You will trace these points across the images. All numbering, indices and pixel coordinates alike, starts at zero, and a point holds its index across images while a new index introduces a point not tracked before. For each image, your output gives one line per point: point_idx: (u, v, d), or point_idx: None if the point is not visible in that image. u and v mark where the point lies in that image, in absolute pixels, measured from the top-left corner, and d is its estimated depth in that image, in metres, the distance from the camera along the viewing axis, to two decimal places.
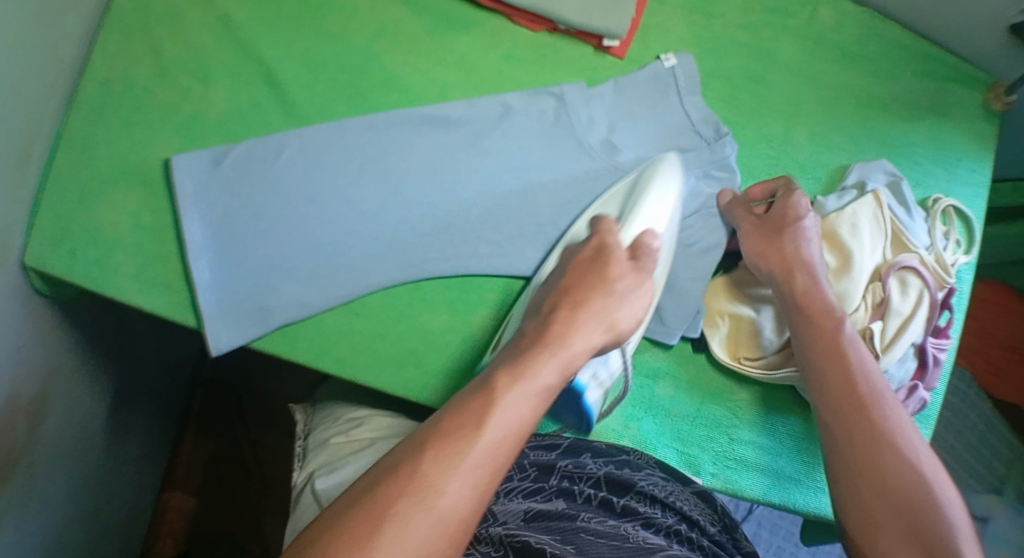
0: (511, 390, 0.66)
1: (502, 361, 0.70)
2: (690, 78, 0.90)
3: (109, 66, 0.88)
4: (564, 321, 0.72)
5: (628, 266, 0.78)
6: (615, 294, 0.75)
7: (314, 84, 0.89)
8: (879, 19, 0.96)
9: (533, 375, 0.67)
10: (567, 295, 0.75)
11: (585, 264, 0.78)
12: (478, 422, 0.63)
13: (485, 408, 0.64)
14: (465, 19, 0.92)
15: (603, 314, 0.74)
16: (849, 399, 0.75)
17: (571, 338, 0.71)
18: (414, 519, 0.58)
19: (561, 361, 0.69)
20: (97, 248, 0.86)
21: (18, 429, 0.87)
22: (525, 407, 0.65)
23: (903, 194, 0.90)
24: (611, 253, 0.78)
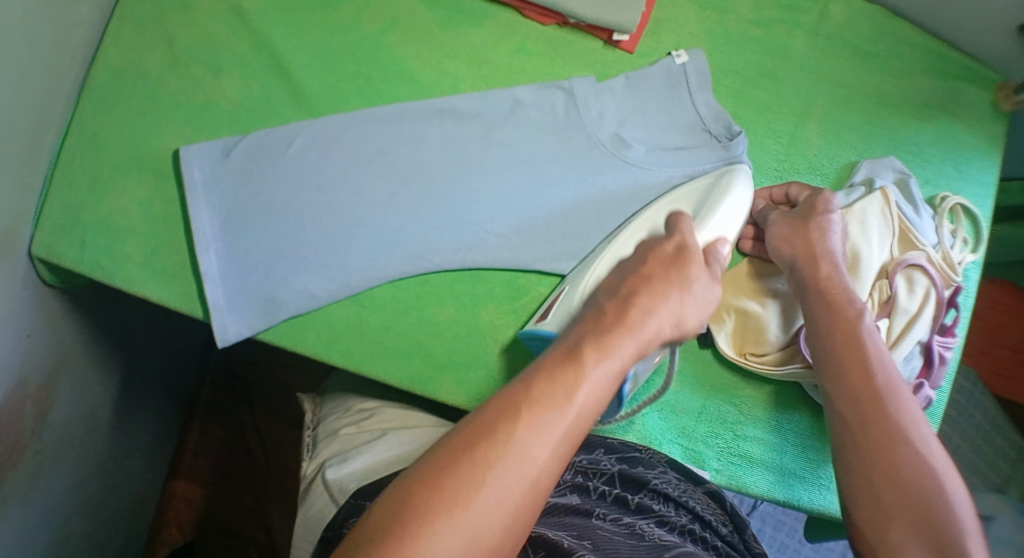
0: (596, 365, 0.66)
1: (586, 331, 0.70)
2: (701, 75, 0.89)
3: (120, 55, 0.89)
4: (649, 301, 0.73)
5: (706, 270, 0.78)
6: (690, 291, 0.75)
7: (325, 75, 0.89)
8: (891, 16, 0.95)
9: (616, 352, 0.68)
10: (645, 281, 0.75)
11: (666, 260, 0.77)
12: (569, 394, 0.64)
13: (575, 378, 0.65)
14: (476, 12, 0.91)
15: (679, 303, 0.74)
16: (866, 384, 0.76)
17: (646, 323, 0.71)
18: (506, 481, 0.59)
19: (638, 342, 0.70)
20: (108, 237, 0.87)
21: (28, 418, 0.88)
22: (608, 383, 0.66)
23: (911, 192, 0.90)
24: (691, 251, 0.78)
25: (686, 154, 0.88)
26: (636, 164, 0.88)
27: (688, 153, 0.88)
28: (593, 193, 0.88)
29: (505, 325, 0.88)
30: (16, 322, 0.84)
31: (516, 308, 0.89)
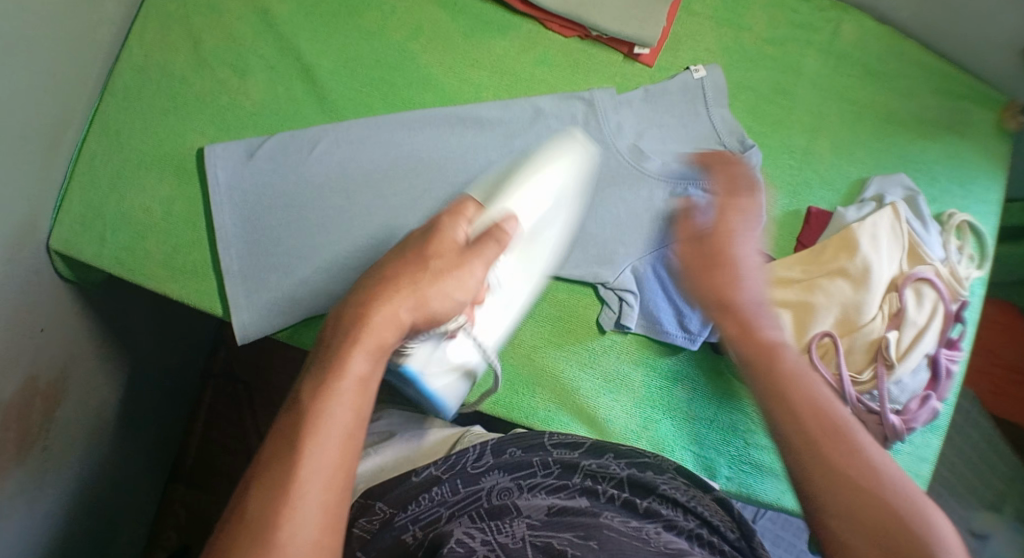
0: (325, 395, 0.60)
1: (319, 351, 0.64)
2: (718, 90, 0.91)
3: (144, 54, 0.90)
4: (371, 306, 0.64)
5: (455, 249, 0.69)
6: (440, 280, 0.67)
7: (350, 81, 0.90)
8: (900, 37, 0.98)
9: (344, 370, 0.61)
10: (387, 279, 0.65)
11: (413, 260, 0.67)
12: (313, 441, 0.59)
13: (315, 420, 0.59)
14: (499, 23, 0.93)
15: (426, 291, 0.66)
16: (782, 406, 0.68)
17: (384, 323, 0.64)
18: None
19: (377, 349, 0.63)
20: (128, 234, 0.88)
21: (35, 414, 0.88)
22: (348, 406, 0.61)
23: (919, 208, 0.93)
24: (440, 228, 0.70)
25: (703, 166, 0.89)
26: (652, 174, 0.89)
27: (704, 165, 0.89)
28: (611, 202, 0.89)
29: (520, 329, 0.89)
30: (30, 316, 0.85)
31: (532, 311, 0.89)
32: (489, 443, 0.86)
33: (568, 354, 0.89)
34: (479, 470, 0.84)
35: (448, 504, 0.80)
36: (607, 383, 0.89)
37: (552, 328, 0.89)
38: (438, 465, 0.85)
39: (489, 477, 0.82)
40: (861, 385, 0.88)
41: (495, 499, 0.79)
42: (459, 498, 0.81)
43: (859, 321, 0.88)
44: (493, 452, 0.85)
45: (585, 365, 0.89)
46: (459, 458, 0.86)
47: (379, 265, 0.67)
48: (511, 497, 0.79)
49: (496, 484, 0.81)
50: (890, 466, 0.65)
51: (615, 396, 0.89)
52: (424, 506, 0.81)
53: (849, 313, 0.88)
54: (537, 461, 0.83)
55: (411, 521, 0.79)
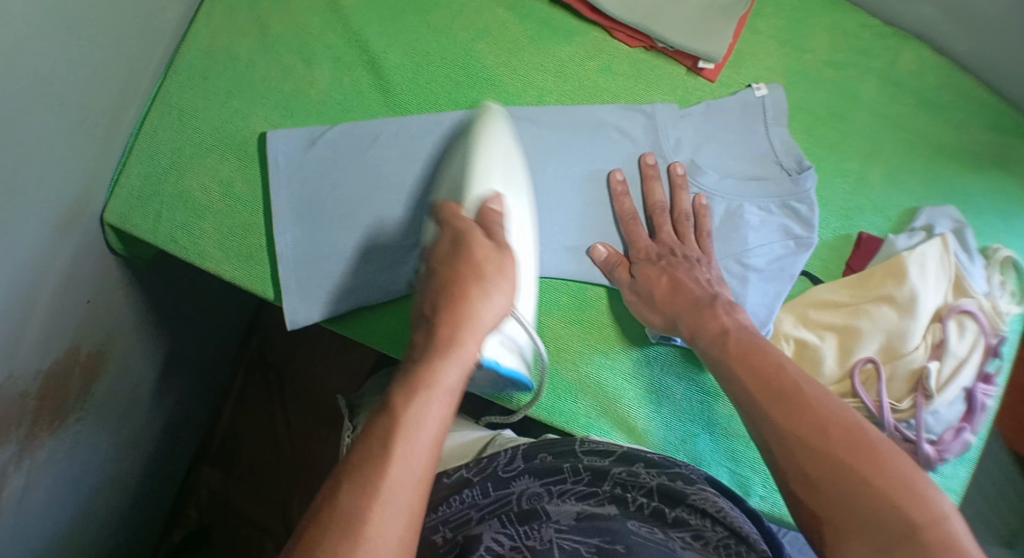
0: (411, 405, 0.62)
1: (407, 365, 0.65)
2: (778, 110, 0.92)
3: (212, 36, 0.91)
4: (449, 325, 0.66)
5: (490, 243, 0.69)
6: (487, 280, 0.67)
7: (415, 76, 0.91)
8: (958, 70, 0.99)
9: (436, 382, 0.63)
10: (449, 286, 0.67)
11: (450, 248, 0.69)
12: (404, 453, 0.60)
13: (408, 432, 0.61)
14: (565, 29, 0.94)
15: (479, 307, 0.67)
16: (751, 403, 0.72)
17: (463, 340, 0.66)
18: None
19: (460, 364, 0.65)
20: (185, 213, 0.88)
21: (74, 384, 0.88)
22: (438, 418, 0.63)
23: (966, 240, 0.93)
24: (467, 231, 0.70)
25: (759, 185, 0.90)
26: (708, 190, 0.90)
27: (760, 184, 0.90)
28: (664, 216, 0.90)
29: (568, 335, 0.89)
30: (79, 286, 0.85)
31: (580, 319, 0.90)
32: (521, 447, 0.85)
33: (614, 365, 0.90)
34: (510, 474, 0.82)
35: (479, 506, 0.80)
36: (650, 395, 0.90)
37: (598, 338, 0.90)
38: (470, 467, 0.84)
39: (520, 482, 0.81)
40: (900, 413, 0.88)
41: (525, 503, 0.78)
42: (489, 501, 0.80)
43: (903, 349, 0.89)
44: (525, 456, 0.84)
45: (630, 376, 0.90)
46: (490, 461, 0.85)
47: (439, 281, 0.68)
48: (541, 502, 0.77)
49: (526, 489, 0.80)
50: (851, 448, 0.65)
51: (657, 409, 0.90)
52: (455, 507, 0.81)
53: (893, 340, 0.89)
54: (567, 467, 0.81)
55: (441, 523, 0.80)
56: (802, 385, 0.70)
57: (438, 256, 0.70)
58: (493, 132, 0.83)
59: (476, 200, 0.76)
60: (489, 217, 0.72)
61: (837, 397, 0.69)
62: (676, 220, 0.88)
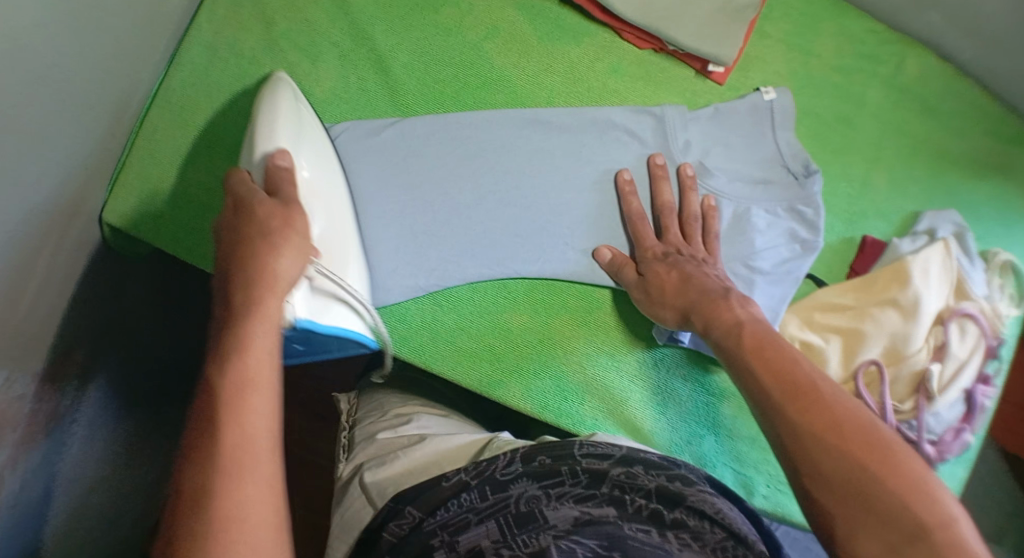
0: (223, 379, 0.60)
1: (217, 333, 0.63)
2: (786, 114, 0.92)
3: (215, 31, 0.90)
4: (244, 293, 0.64)
5: (274, 204, 0.68)
6: (279, 246, 0.66)
7: (423, 76, 0.91)
8: (961, 77, 1.00)
9: (246, 350, 0.61)
10: (236, 256, 0.66)
11: (228, 221, 0.69)
12: (231, 427, 0.58)
13: (234, 408, 0.59)
14: (575, 30, 0.93)
15: (272, 266, 0.65)
16: (763, 390, 0.70)
17: (267, 302, 0.64)
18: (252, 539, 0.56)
19: (269, 327, 0.63)
20: (184, 212, 0.87)
21: (71, 384, 0.87)
22: (266, 377, 0.61)
23: (968, 245, 0.93)
24: (248, 198, 0.68)
25: (766, 188, 0.90)
26: (717, 192, 0.90)
27: (767, 188, 0.90)
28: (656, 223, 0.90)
29: (576, 338, 0.89)
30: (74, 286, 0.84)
31: (588, 321, 0.90)
32: (520, 450, 0.83)
33: (621, 367, 0.90)
34: (507, 477, 0.80)
35: (477, 510, 0.77)
36: (655, 397, 0.90)
37: (606, 341, 0.90)
38: (468, 471, 0.82)
39: (517, 485, 0.79)
40: (902, 414, 0.90)
41: (523, 505, 0.76)
42: (487, 505, 0.78)
43: (905, 351, 0.89)
44: (523, 457, 0.82)
45: (637, 379, 0.90)
46: (488, 464, 0.83)
47: (226, 245, 0.67)
48: (539, 505, 0.76)
49: (524, 492, 0.78)
50: (860, 447, 0.64)
51: (663, 411, 0.90)
52: (452, 511, 0.78)
53: (897, 342, 0.90)
54: (565, 469, 0.80)
55: (439, 527, 0.77)
56: (817, 382, 0.68)
57: (220, 226, 0.69)
58: (277, 96, 0.79)
59: (262, 157, 0.73)
60: (274, 174, 0.71)
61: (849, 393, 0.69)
62: (684, 221, 0.88)
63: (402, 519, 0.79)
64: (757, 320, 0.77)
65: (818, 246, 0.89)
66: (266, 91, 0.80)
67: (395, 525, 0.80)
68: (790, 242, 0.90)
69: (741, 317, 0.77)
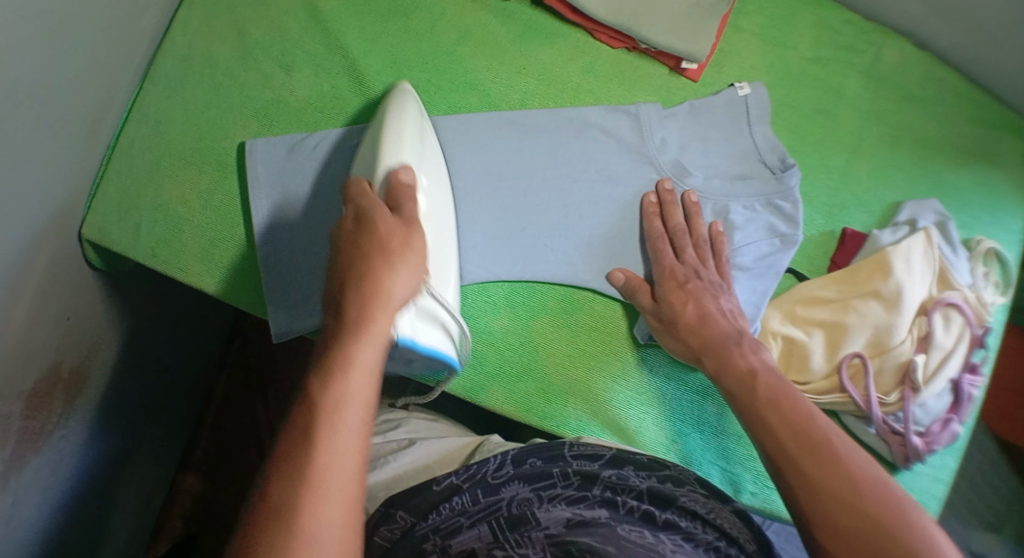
0: (329, 384, 0.62)
1: (321, 346, 0.66)
2: (762, 108, 0.92)
3: (188, 43, 0.90)
4: (357, 302, 0.66)
5: (392, 220, 0.71)
6: (392, 262, 0.68)
7: (398, 81, 0.91)
8: (939, 64, 1.00)
9: (355, 358, 0.63)
10: (351, 265, 0.68)
11: (350, 235, 0.70)
12: (327, 443, 0.60)
13: (330, 423, 0.61)
14: (548, 31, 0.93)
15: (394, 282, 0.67)
16: (778, 448, 0.71)
17: (377, 315, 0.66)
18: (332, 536, 0.59)
19: (377, 339, 0.65)
20: (164, 225, 0.88)
21: (58, 401, 0.87)
22: (367, 383, 0.63)
23: (950, 234, 0.93)
24: (371, 215, 0.71)
25: (745, 183, 0.90)
26: (696, 190, 0.90)
27: (746, 182, 0.90)
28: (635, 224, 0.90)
29: (557, 339, 0.89)
30: (56, 304, 0.84)
31: (569, 322, 0.90)
32: (510, 453, 0.83)
33: (604, 366, 0.89)
34: (499, 480, 0.81)
35: (469, 513, 0.78)
36: (639, 396, 0.89)
37: (589, 342, 0.90)
38: (459, 474, 0.82)
39: (509, 488, 0.80)
40: (889, 406, 0.89)
41: (515, 509, 0.77)
42: (479, 508, 0.78)
43: (889, 343, 0.89)
44: (514, 461, 0.83)
45: (621, 378, 0.89)
46: (479, 468, 0.83)
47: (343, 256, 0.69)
48: (532, 507, 0.77)
49: (516, 494, 0.79)
50: (874, 499, 0.65)
51: (647, 411, 0.89)
52: (444, 515, 0.78)
53: (880, 335, 0.89)
54: (557, 472, 0.80)
55: (431, 530, 0.77)
56: (831, 437, 0.70)
57: (342, 234, 0.71)
58: (404, 104, 0.84)
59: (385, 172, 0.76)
60: (396, 189, 0.74)
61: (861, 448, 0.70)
62: (695, 243, 0.87)
63: (393, 523, 0.79)
64: (768, 368, 0.79)
65: (796, 241, 0.89)
66: (391, 100, 0.84)
67: (387, 529, 0.79)
68: (771, 237, 0.89)
69: (755, 364, 0.79)
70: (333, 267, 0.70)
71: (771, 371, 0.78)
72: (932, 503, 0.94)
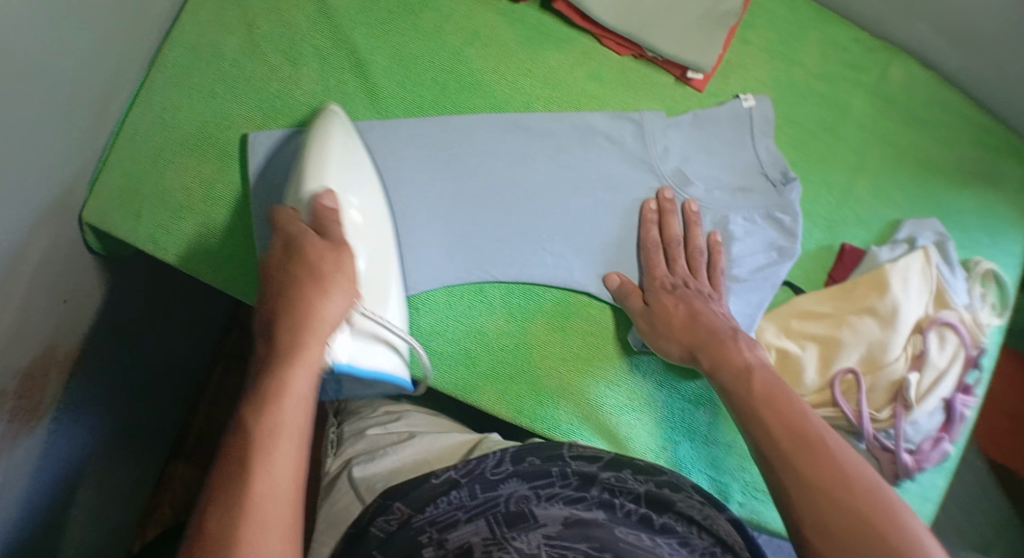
0: (260, 414, 0.65)
1: (256, 378, 0.69)
2: (765, 122, 0.93)
3: (198, 33, 0.91)
4: (289, 331, 0.70)
5: (324, 245, 0.75)
6: (326, 289, 0.72)
7: (404, 80, 0.91)
8: (944, 85, 1.00)
9: (287, 388, 0.67)
10: (282, 297, 0.72)
11: (280, 262, 0.74)
12: (263, 470, 0.63)
13: (264, 449, 0.64)
14: (556, 35, 0.94)
15: (324, 313, 0.72)
16: (776, 448, 0.70)
17: (308, 345, 0.70)
18: (265, 552, 0.60)
19: (310, 368, 0.69)
20: (165, 213, 0.88)
21: (51, 383, 0.87)
22: (299, 409, 0.67)
23: (948, 254, 0.93)
24: (301, 242, 0.75)
25: (745, 196, 0.90)
26: (697, 199, 0.90)
27: (746, 195, 0.90)
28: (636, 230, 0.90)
29: (552, 342, 0.89)
30: (55, 286, 0.84)
31: (564, 326, 0.90)
32: (510, 451, 0.85)
33: (597, 371, 0.90)
34: (497, 477, 0.82)
35: (466, 508, 0.78)
36: (631, 403, 0.90)
37: (583, 347, 0.90)
38: (458, 468, 0.84)
39: (507, 485, 0.80)
40: (879, 422, 0.89)
41: (513, 505, 0.76)
42: (476, 503, 0.78)
43: (883, 360, 0.89)
44: (513, 461, 0.84)
45: (613, 383, 0.90)
46: (478, 464, 0.84)
47: (270, 293, 0.73)
48: (529, 504, 0.76)
49: (514, 492, 0.79)
50: (864, 500, 0.65)
51: (638, 418, 0.90)
52: (442, 508, 0.78)
53: (874, 351, 0.89)
54: (556, 472, 0.81)
55: (428, 523, 0.77)
56: (825, 436, 0.70)
57: (270, 266, 0.75)
58: (329, 126, 0.84)
59: (308, 196, 0.79)
60: (321, 216, 0.77)
61: (857, 453, 0.70)
62: (689, 254, 0.88)
63: (390, 515, 0.79)
64: (763, 365, 0.79)
65: (796, 254, 0.89)
66: (318, 122, 0.84)
67: (383, 521, 0.80)
68: (770, 250, 0.90)
69: (750, 362, 0.79)
70: (265, 296, 0.74)
71: (766, 369, 0.79)
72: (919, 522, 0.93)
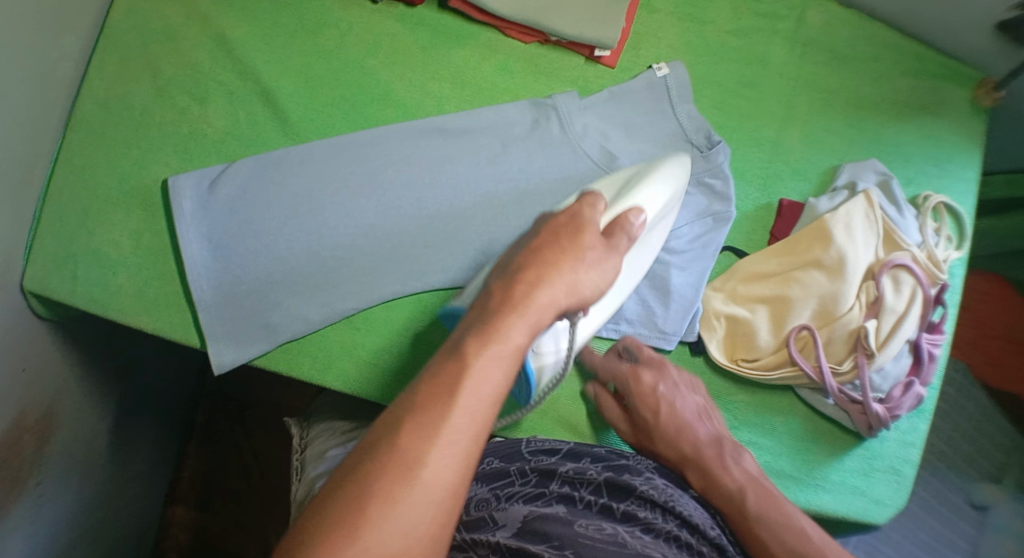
0: (480, 357, 0.60)
1: (476, 316, 0.63)
2: (682, 87, 0.92)
3: (105, 87, 0.90)
4: (531, 281, 0.64)
5: (601, 236, 0.70)
6: (585, 260, 0.67)
7: (312, 101, 0.91)
8: (865, 20, 0.98)
9: (503, 340, 0.61)
10: (537, 252, 0.67)
11: (559, 226, 0.69)
12: (459, 406, 0.58)
13: (468, 385, 0.59)
14: (458, 33, 0.94)
15: (579, 276, 0.66)
16: None
17: (537, 297, 0.64)
18: (429, 480, 0.56)
19: (529, 323, 0.63)
20: (99, 270, 0.87)
21: (26, 450, 0.88)
22: (501, 370, 0.60)
23: (895, 193, 0.91)
24: (585, 220, 0.70)
25: None
26: None
27: None
28: None
29: None
30: (7, 359, 0.84)
31: None
32: None
33: None
34: None
35: None
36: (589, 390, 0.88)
37: None
38: None
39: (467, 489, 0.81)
40: (843, 376, 0.87)
41: (473, 511, 0.77)
42: None
43: (837, 312, 0.87)
44: None
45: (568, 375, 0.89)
46: None
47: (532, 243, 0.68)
48: (489, 508, 0.77)
49: (473, 495, 0.80)
50: None
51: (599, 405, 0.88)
52: None
53: (827, 304, 0.87)
54: (515, 470, 0.80)
55: None
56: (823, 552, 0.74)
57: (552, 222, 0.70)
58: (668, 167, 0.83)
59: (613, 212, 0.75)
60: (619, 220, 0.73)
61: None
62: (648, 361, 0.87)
63: None
64: (750, 478, 0.79)
65: (730, 213, 0.90)
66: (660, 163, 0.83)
67: None
68: (697, 221, 0.90)
69: (739, 480, 0.79)
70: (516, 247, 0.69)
71: (750, 488, 0.78)
72: (907, 468, 0.90)
